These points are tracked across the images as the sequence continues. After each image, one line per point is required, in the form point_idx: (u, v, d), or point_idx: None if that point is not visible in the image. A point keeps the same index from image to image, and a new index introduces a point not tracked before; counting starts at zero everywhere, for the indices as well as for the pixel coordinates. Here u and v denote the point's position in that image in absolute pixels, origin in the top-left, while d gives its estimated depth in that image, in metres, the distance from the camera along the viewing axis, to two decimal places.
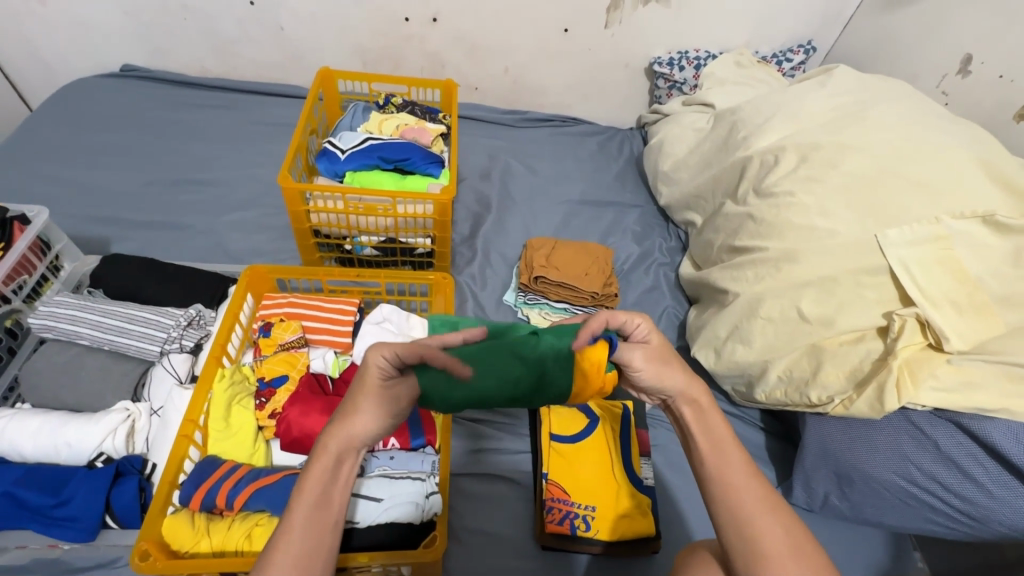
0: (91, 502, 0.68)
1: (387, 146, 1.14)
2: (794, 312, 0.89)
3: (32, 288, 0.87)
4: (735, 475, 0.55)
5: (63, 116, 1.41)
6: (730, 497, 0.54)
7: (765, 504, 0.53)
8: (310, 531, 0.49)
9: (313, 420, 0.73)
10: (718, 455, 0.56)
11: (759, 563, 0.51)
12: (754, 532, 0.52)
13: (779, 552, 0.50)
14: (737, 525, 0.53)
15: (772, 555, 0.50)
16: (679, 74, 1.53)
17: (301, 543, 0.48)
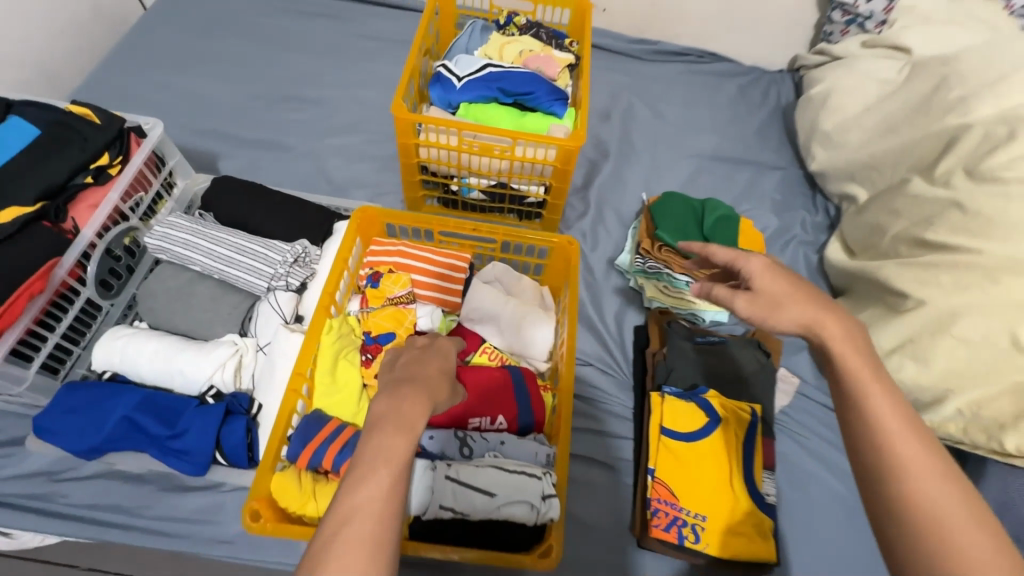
0: (204, 437, 0.68)
1: (510, 76, 1.00)
2: (1005, 338, 0.71)
3: (148, 206, 0.85)
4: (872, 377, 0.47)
5: (176, 18, 1.36)
6: (862, 409, 0.46)
7: (901, 413, 0.45)
8: (367, 509, 0.42)
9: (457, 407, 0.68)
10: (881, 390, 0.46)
11: (892, 472, 0.43)
12: (924, 493, 0.42)
13: (916, 478, 0.42)
14: (868, 427, 0.45)
15: (906, 462, 0.43)
16: (864, 6, 1.21)
17: (347, 521, 0.41)
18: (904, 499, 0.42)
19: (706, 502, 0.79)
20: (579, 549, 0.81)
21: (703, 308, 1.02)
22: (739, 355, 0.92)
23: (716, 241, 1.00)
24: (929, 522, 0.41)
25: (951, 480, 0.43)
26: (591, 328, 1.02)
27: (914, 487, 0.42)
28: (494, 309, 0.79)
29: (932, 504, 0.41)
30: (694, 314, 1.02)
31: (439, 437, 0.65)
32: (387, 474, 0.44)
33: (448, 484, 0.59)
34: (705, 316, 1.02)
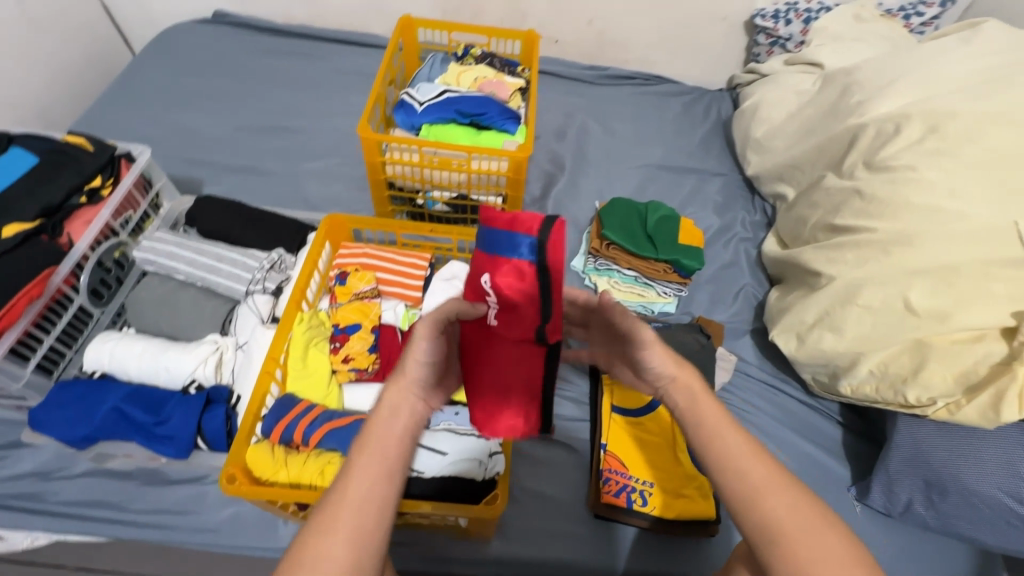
0: (186, 424, 0.75)
1: (465, 99, 1.11)
2: (899, 302, 0.80)
3: (137, 223, 0.94)
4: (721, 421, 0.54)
5: (163, 61, 1.48)
6: (716, 451, 0.52)
7: (751, 448, 0.52)
8: (366, 480, 0.49)
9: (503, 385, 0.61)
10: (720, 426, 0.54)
11: (752, 504, 0.49)
12: (771, 510, 0.48)
13: (763, 490, 0.49)
14: (722, 470, 0.51)
15: (759, 493, 0.49)
16: (784, 29, 1.37)
17: (352, 490, 0.48)
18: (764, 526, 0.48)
19: (649, 469, 0.87)
20: (537, 521, 0.87)
21: (650, 301, 1.12)
22: (681, 338, 1.00)
23: (657, 239, 1.11)
24: (792, 547, 0.47)
25: (802, 501, 0.49)
26: None
27: (772, 515, 0.48)
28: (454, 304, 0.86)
29: (790, 526, 0.47)
30: (645, 305, 1.12)
31: None
32: (385, 451, 0.51)
33: (406, 446, 0.69)
34: (654, 307, 1.11)
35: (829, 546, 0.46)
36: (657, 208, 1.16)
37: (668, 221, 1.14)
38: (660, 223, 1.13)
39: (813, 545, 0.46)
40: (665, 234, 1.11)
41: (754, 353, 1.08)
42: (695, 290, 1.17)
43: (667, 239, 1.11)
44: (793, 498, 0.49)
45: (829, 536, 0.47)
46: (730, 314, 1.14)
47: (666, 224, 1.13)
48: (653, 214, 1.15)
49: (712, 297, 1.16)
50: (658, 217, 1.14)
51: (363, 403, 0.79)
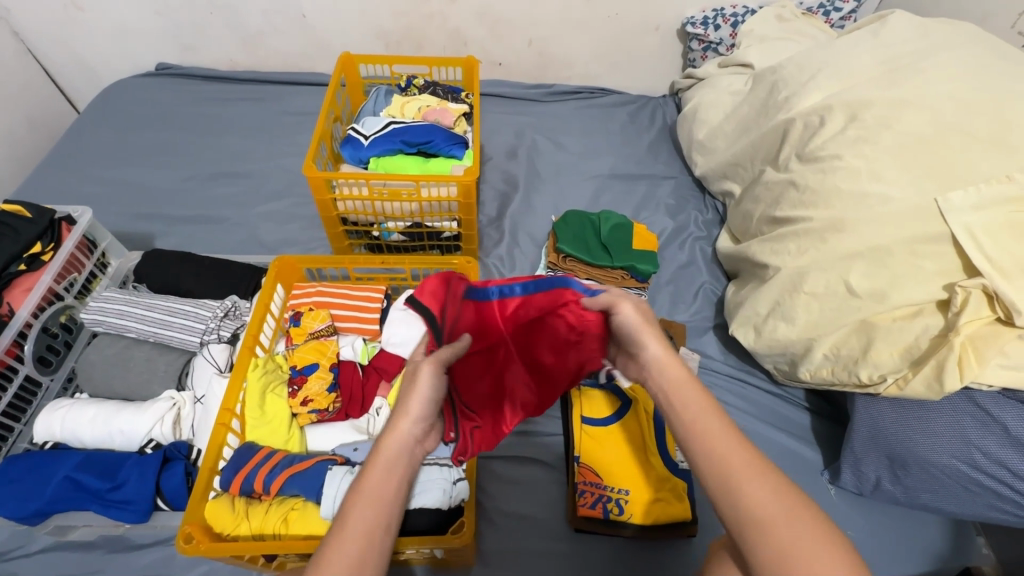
0: (142, 487, 0.73)
1: (409, 129, 1.12)
2: (841, 286, 0.83)
3: (83, 285, 0.92)
4: (706, 410, 0.51)
5: (107, 118, 1.47)
6: (708, 447, 0.49)
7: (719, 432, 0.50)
8: (360, 529, 0.48)
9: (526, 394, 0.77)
10: (706, 414, 0.50)
11: (732, 486, 0.46)
12: (754, 498, 0.46)
13: (744, 473, 0.47)
14: (709, 456, 0.48)
15: (742, 475, 0.47)
16: (714, 34, 1.42)
17: (345, 538, 0.47)
18: (751, 516, 0.45)
19: (624, 477, 0.86)
20: (518, 542, 0.87)
21: None
22: None
23: (611, 247, 1.13)
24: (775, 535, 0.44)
25: (776, 483, 0.46)
26: None
27: (749, 491, 0.46)
28: (411, 334, 0.83)
29: (773, 510, 0.45)
30: None
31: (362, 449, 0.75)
32: (383, 499, 0.50)
33: None
34: None
35: (811, 534, 0.44)
36: (609, 215, 1.19)
37: (620, 227, 1.16)
38: (612, 230, 1.16)
39: (793, 511, 0.44)
40: (620, 241, 1.14)
41: (718, 348, 1.10)
42: (656, 293, 1.19)
43: (621, 245, 1.13)
44: (764, 471, 0.47)
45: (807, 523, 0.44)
46: (691, 313, 1.15)
47: (620, 231, 1.16)
48: (605, 222, 1.18)
49: (673, 297, 1.18)
50: (610, 224, 1.17)
51: (325, 442, 0.79)
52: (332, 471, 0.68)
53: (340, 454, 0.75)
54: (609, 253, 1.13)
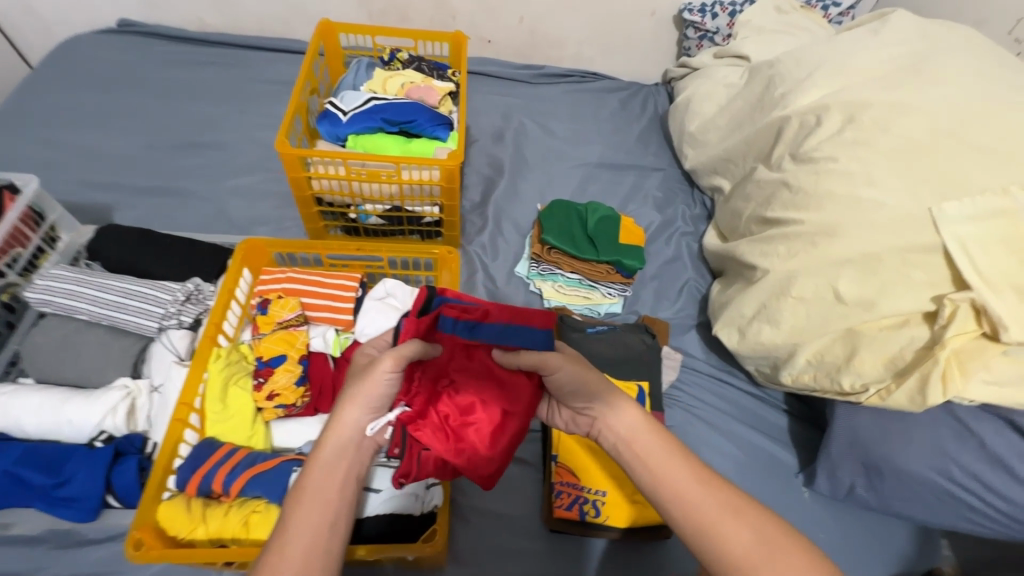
0: (91, 483, 0.68)
1: (392, 107, 1.06)
2: (829, 292, 0.82)
3: (28, 261, 0.85)
4: (666, 458, 0.55)
5: (62, 76, 1.36)
6: (672, 488, 0.53)
7: (695, 476, 0.54)
8: (304, 535, 0.49)
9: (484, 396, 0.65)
10: (668, 466, 0.54)
11: (706, 529, 0.51)
12: (712, 529, 0.51)
13: (714, 517, 0.51)
14: (676, 503, 0.53)
15: (712, 520, 0.51)
16: (711, 22, 1.38)
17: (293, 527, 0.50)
18: (722, 550, 0.50)
19: (602, 478, 0.84)
20: (492, 543, 0.84)
21: (596, 303, 1.11)
22: (626, 340, 1.00)
23: (597, 240, 1.10)
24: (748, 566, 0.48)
25: (757, 521, 0.51)
26: None
27: (734, 536, 0.50)
28: (386, 323, 0.82)
29: (748, 553, 0.49)
30: (591, 307, 1.11)
31: None
32: (326, 501, 0.52)
33: None
34: (600, 308, 1.10)
35: (786, 555, 0.49)
36: (597, 207, 1.16)
37: (607, 220, 1.13)
38: (599, 222, 1.13)
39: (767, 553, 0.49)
40: (606, 235, 1.11)
41: (700, 347, 1.09)
42: (640, 288, 1.16)
43: (607, 239, 1.10)
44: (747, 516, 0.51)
45: (787, 560, 0.48)
46: (674, 310, 1.14)
47: (607, 223, 1.13)
48: (592, 214, 1.14)
49: (657, 294, 1.16)
50: (598, 216, 1.14)
51: (292, 441, 0.75)
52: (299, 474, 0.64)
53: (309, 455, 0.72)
54: (595, 246, 1.10)
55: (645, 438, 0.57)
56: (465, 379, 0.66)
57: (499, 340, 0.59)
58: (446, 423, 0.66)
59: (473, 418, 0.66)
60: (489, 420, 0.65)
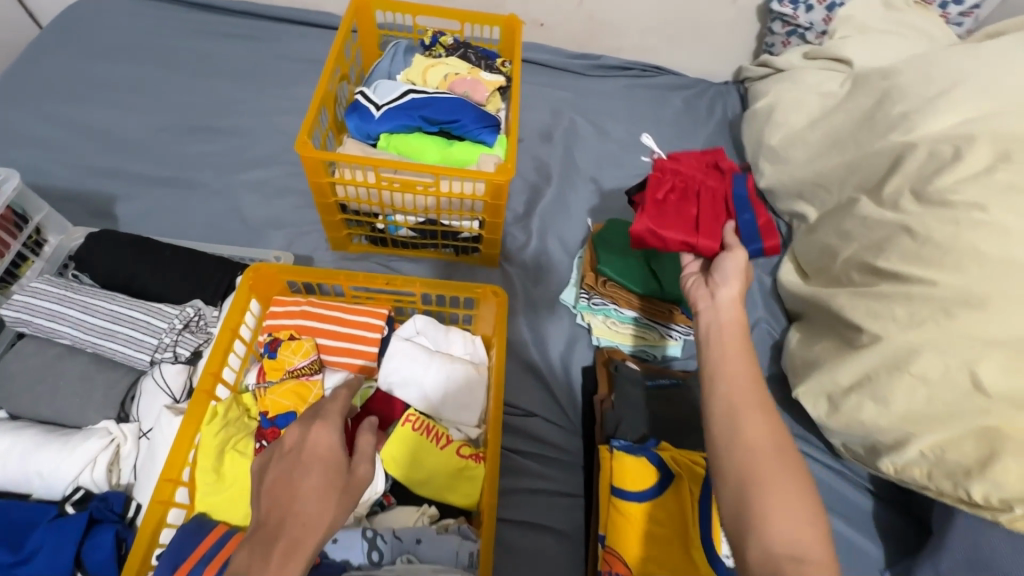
0: (57, 559, 0.57)
1: (433, 103, 0.91)
2: (964, 376, 0.66)
3: (7, 271, 0.73)
4: (736, 352, 0.58)
5: (67, 42, 1.23)
6: (724, 366, 0.57)
7: (751, 378, 0.56)
8: None
9: (666, 236, 0.78)
10: (734, 351, 0.58)
11: (733, 414, 0.53)
12: (744, 428, 0.52)
13: (746, 409, 0.53)
14: (719, 379, 0.56)
15: (742, 409, 0.53)
16: (804, 16, 1.18)
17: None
18: (743, 446, 0.51)
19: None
20: None
21: (653, 344, 0.96)
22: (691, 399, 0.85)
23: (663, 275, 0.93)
24: (758, 474, 0.50)
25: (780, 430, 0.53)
26: (537, 373, 0.93)
27: (751, 430, 0.52)
28: (413, 372, 0.71)
29: (764, 463, 0.50)
30: (646, 349, 0.96)
31: (343, 542, 0.58)
32: None
33: None
34: (658, 352, 0.95)
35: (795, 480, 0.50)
36: None
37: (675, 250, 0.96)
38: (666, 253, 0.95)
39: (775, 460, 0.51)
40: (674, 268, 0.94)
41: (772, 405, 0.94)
42: None
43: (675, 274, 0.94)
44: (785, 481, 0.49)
45: (797, 485, 0.49)
46: None
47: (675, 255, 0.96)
48: None
49: None
50: None
51: None
52: None
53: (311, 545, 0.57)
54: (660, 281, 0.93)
55: (733, 334, 0.60)
56: (676, 213, 0.80)
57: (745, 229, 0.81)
58: (667, 209, 0.81)
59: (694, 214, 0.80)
60: (688, 224, 0.79)
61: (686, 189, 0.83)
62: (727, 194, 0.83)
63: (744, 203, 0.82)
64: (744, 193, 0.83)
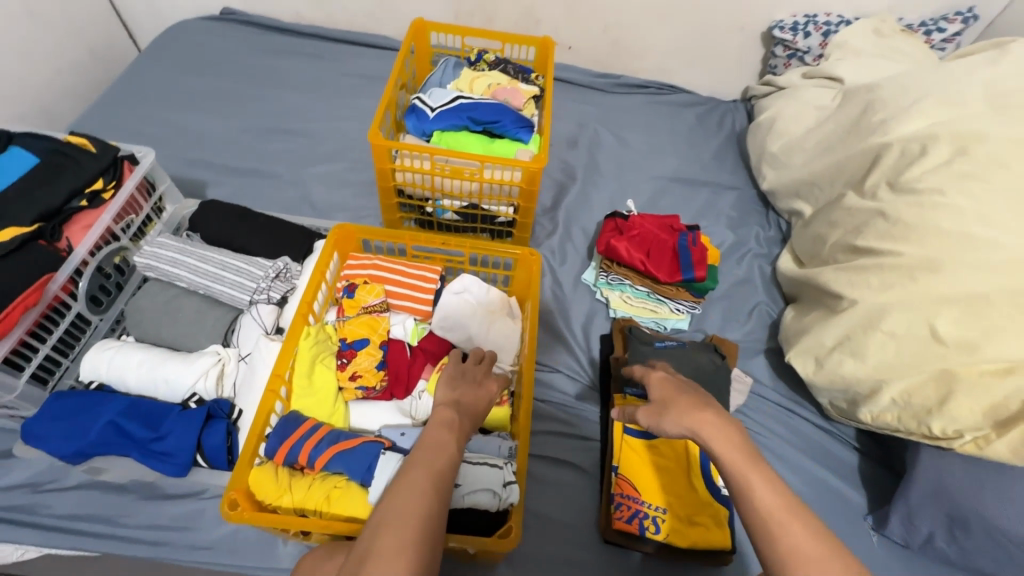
0: (185, 440, 0.73)
1: (479, 106, 1.08)
2: (924, 330, 0.78)
3: (138, 228, 0.91)
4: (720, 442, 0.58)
5: (167, 58, 1.45)
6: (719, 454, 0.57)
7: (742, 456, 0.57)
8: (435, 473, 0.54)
9: (632, 254, 1.06)
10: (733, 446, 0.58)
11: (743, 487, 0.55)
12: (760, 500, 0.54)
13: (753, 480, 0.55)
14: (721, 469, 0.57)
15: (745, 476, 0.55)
16: (802, 41, 1.34)
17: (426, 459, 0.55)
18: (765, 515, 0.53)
19: (666, 496, 0.83)
20: (545, 546, 0.85)
21: (663, 318, 1.09)
22: (697, 357, 0.97)
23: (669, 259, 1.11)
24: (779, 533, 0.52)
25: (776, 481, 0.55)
26: (561, 338, 1.07)
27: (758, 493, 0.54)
28: (463, 318, 0.84)
29: (772, 510, 0.53)
30: (658, 322, 1.10)
31: (410, 435, 0.73)
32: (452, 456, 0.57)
33: None
34: (667, 324, 1.09)
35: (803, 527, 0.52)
36: None
37: None
38: None
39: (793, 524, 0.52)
40: None
41: (769, 373, 1.05)
42: (708, 307, 1.14)
43: None
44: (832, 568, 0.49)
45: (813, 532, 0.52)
46: (743, 332, 1.11)
47: None
48: None
49: (725, 314, 1.14)
50: None
51: (369, 422, 0.77)
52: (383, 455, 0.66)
53: (385, 437, 0.73)
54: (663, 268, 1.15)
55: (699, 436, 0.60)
56: (635, 245, 1.07)
57: (684, 261, 1.04)
58: (631, 241, 1.07)
59: (644, 245, 1.07)
60: (637, 254, 1.06)
61: (649, 233, 1.08)
62: (675, 239, 1.07)
63: (690, 251, 1.05)
64: (693, 244, 1.06)
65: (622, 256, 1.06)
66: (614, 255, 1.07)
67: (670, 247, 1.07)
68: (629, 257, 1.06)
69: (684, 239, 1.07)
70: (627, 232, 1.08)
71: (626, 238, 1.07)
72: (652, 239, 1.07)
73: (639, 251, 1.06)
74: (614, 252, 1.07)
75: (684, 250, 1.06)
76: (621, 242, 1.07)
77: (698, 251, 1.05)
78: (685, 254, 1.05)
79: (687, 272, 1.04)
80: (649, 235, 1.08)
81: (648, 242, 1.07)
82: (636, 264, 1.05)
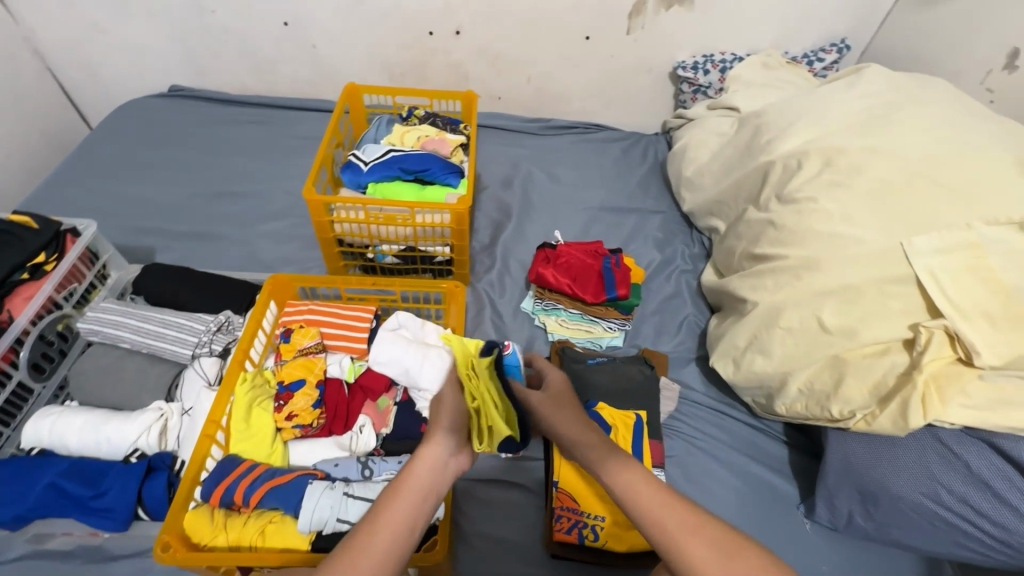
0: (125, 494, 0.76)
1: (408, 157, 1.16)
2: (814, 322, 0.86)
3: (81, 296, 0.95)
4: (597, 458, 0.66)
5: (116, 135, 1.52)
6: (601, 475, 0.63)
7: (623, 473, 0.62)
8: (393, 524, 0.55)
9: (559, 279, 1.15)
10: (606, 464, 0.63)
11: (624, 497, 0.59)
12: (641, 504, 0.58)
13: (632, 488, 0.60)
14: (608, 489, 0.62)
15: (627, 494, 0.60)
16: (703, 78, 1.50)
17: (422, 471, 0.59)
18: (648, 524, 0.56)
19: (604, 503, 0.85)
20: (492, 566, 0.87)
21: (597, 336, 1.16)
22: (624, 370, 1.04)
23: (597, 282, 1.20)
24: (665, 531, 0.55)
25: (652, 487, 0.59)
26: None
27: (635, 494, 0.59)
28: (398, 351, 0.84)
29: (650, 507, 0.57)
30: (593, 341, 1.16)
31: (342, 465, 0.78)
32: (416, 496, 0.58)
33: (346, 499, 0.69)
34: (602, 341, 1.15)
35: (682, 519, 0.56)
36: None
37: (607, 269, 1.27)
38: None
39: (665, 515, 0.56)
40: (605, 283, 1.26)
41: (700, 380, 1.12)
42: (640, 323, 1.21)
43: None
44: (707, 534, 0.54)
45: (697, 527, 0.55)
46: (674, 343, 1.18)
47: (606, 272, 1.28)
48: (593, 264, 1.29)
49: (657, 328, 1.21)
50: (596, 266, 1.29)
51: (307, 457, 0.81)
52: (313, 486, 0.70)
53: (320, 469, 0.78)
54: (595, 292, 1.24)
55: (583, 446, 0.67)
56: (562, 272, 1.16)
57: (608, 282, 1.14)
58: (559, 268, 1.17)
59: (570, 271, 1.16)
60: (564, 279, 1.15)
61: (574, 260, 1.18)
62: (599, 263, 1.18)
63: (614, 272, 1.15)
64: (616, 266, 1.16)
65: (551, 283, 1.15)
66: (545, 282, 1.16)
67: (595, 270, 1.17)
68: (558, 283, 1.15)
69: (607, 262, 1.17)
70: (554, 260, 1.18)
71: (553, 266, 1.17)
72: (577, 265, 1.17)
73: (566, 276, 1.15)
74: (544, 281, 1.15)
75: (607, 271, 1.15)
76: (550, 270, 1.16)
77: (621, 271, 1.15)
78: (609, 276, 1.15)
79: (612, 291, 1.13)
80: (575, 261, 1.18)
81: (574, 268, 1.17)
82: (564, 288, 1.14)
